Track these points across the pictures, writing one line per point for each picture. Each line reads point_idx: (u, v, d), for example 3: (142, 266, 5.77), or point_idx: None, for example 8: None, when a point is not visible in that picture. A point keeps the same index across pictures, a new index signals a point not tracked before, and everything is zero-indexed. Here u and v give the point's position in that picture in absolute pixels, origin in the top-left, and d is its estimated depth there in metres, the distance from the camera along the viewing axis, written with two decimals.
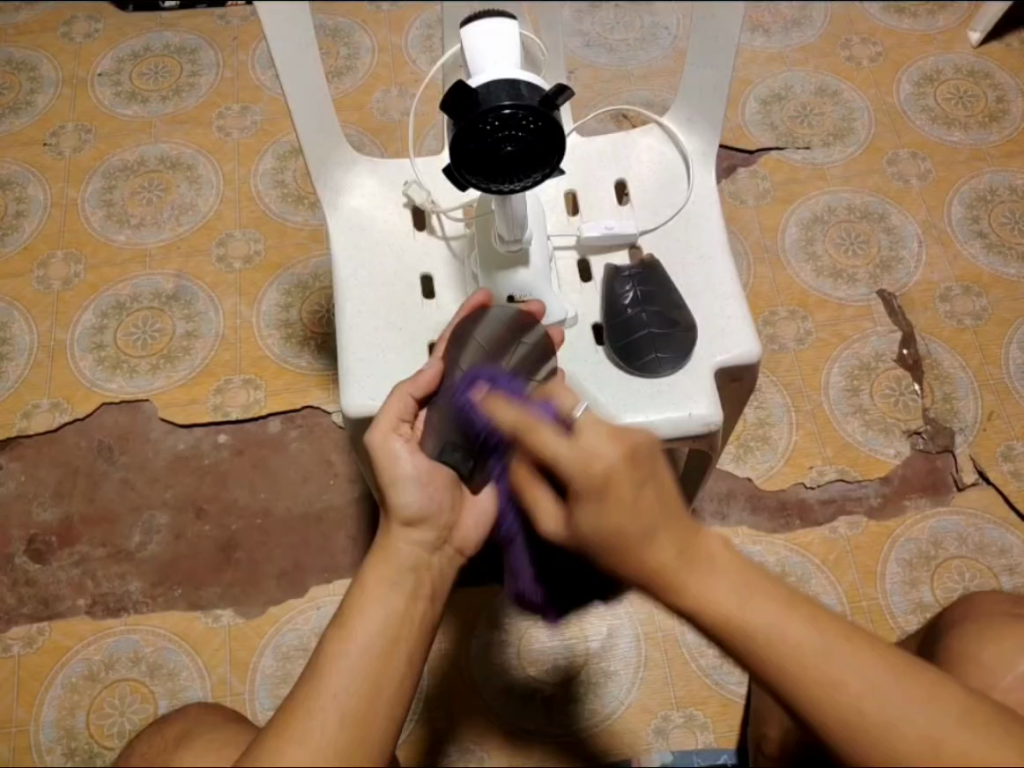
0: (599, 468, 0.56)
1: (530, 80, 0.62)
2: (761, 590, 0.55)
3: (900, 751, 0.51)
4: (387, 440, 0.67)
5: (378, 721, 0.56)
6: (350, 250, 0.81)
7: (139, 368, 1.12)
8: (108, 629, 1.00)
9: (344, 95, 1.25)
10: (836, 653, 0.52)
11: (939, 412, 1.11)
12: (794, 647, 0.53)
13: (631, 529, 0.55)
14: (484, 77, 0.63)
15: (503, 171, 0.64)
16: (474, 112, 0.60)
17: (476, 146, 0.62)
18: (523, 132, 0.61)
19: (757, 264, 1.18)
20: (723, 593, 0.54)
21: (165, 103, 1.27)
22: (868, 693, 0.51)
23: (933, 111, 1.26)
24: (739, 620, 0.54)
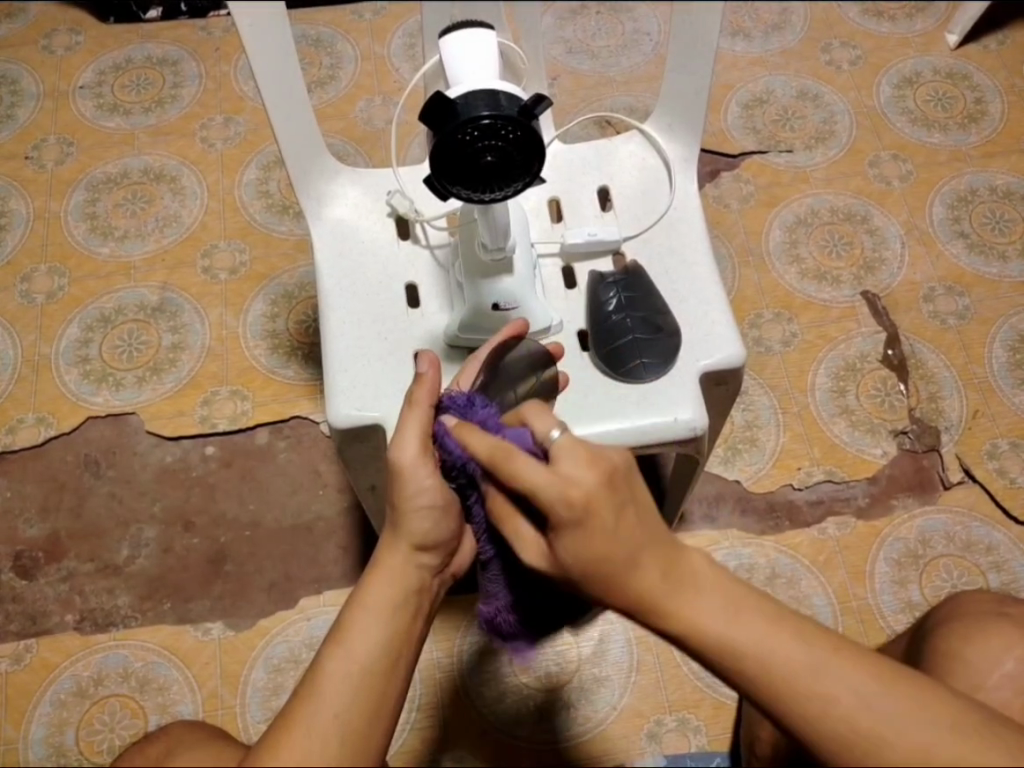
0: (579, 495, 0.53)
1: (509, 91, 0.62)
2: (750, 608, 0.53)
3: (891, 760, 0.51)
4: (416, 463, 0.63)
5: (375, 739, 0.56)
6: (334, 260, 0.81)
7: (125, 380, 1.11)
8: (96, 644, 0.99)
9: (328, 105, 1.25)
10: (827, 668, 0.52)
11: (925, 411, 1.12)
12: (783, 664, 0.52)
13: (617, 554, 0.53)
14: (462, 88, 0.63)
15: (483, 181, 0.64)
16: (452, 123, 0.60)
17: (456, 156, 0.62)
18: (503, 142, 0.61)
19: (742, 267, 1.18)
20: (712, 613, 0.53)
21: (148, 115, 1.27)
22: (858, 708, 0.51)
23: (913, 113, 1.27)
24: (721, 638, 0.53)
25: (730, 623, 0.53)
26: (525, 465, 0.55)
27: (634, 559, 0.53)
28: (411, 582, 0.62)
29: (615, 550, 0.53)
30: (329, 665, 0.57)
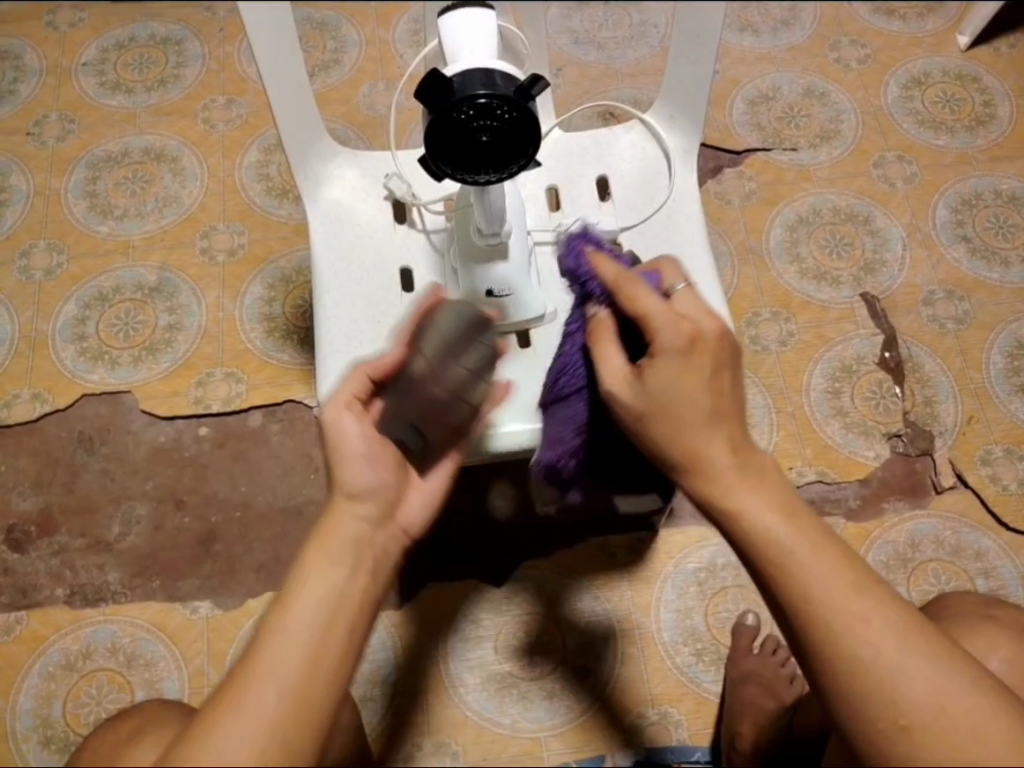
0: (689, 332, 0.58)
1: (506, 71, 0.62)
2: (807, 522, 0.57)
3: (907, 700, 0.53)
4: (338, 417, 0.65)
5: (319, 696, 0.54)
6: (329, 241, 0.81)
7: (121, 359, 1.12)
8: (85, 619, 1.00)
9: (331, 89, 1.25)
10: (867, 611, 0.54)
11: (920, 415, 1.11)
12: (830, 580, 0.54)
13: (694, 419, 0.57)
14: (459, 67, 0.63)
15: (477, 162, 0.63)
16: (448, 100, 0.60)
17: (451, 135, 0.62)
18: (498, 122, 0.61)
19: (741, 264, 1.18)
20: (767, 513, 0.56)
21: (150, 94, 1.27)
22: (890, 640, 0.53)
23: (920, 114, 1.26)
24: (765, 540, 0.56)
25: (786, 525, 0.56)
26: (648, 295, 0.60)
27: (715, 421, 0.57)
28: (348, 536, 0.60)
29: (688, 404, 0.57)
30: (271, 624, 0.56)
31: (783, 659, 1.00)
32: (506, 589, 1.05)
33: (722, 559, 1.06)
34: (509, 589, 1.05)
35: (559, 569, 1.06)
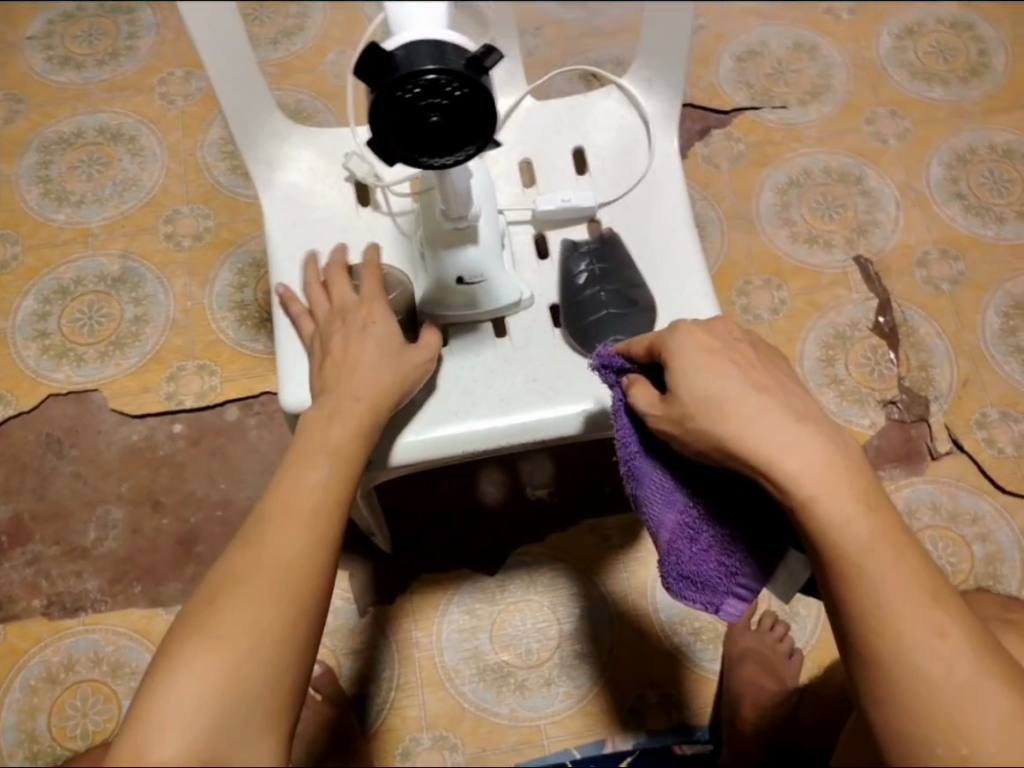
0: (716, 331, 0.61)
1: (457, 42, 0.56)
2: (894, 529, 0.53)
3: (975, 729, 0.48)
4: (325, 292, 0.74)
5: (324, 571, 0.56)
6: (288, 229, 0.76)
7: (86, 356, 1.06)
8: (65, 629, 0.97)
9: (295, 58, 1.18)
10: (942, 629, 0.50)
11: (915, 381, 1.09)
12: (907, 591, 0.50)
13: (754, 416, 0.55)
14: (402, 38, 0.57)
15: (430, 144, 0.59)
16: (392, 78, 0.55)
17: (398, 116, 0.56)
18: (449, 99, 0.56)
19: (731, 231, 1.13)
20: (845, 509, 0.52)
21: (102, 68, 1.19)
22: (963, 663, 0.49)
23: (912, 66, 1.21)
24: (838, 533, 0.52)
25: (863, 524, 0.52)
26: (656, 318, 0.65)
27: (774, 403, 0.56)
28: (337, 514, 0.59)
29: (732, 387, 0.57)
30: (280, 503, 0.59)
31: (781, 634, 0.99)
32: (498, 577, 1.03)
33: None
34: (501, 576, 1.03)
35: (546, 551, 1.04)
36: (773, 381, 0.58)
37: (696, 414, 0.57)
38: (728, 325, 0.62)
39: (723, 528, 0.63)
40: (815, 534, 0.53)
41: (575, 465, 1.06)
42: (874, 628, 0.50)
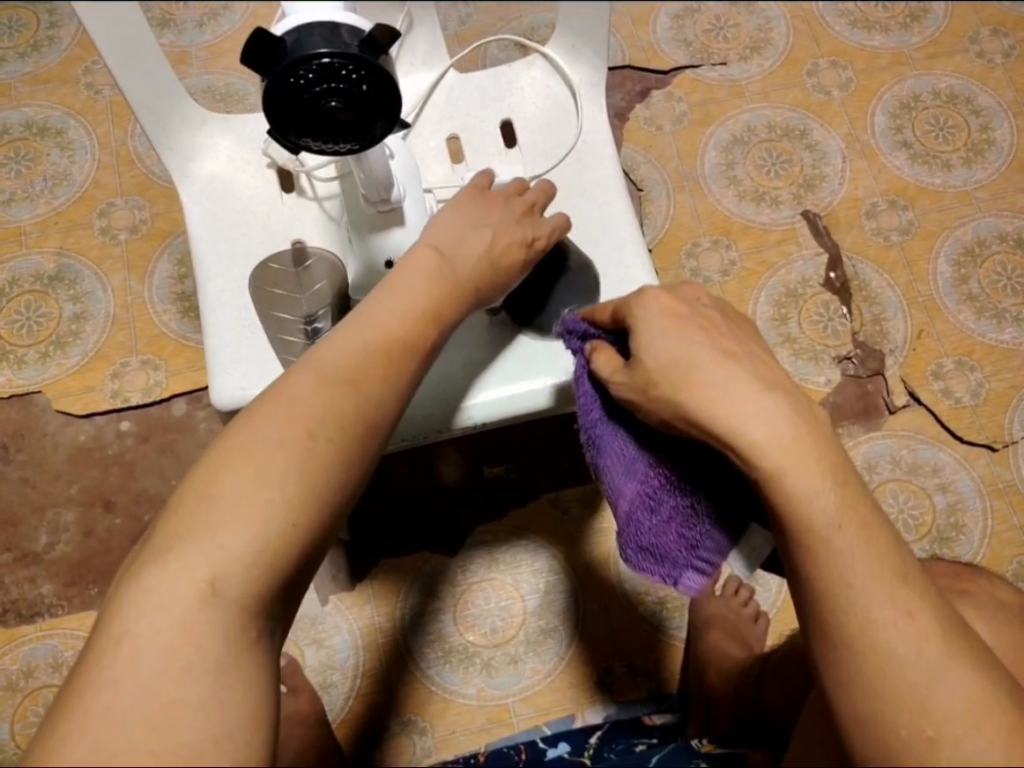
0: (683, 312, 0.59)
1: (353, 25, 0.55)
2: (864, 508, 0.50)
3: (936, 706, 0.46)
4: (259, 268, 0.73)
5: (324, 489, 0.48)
6: (211, 220, 0.75)
7: (27, 358, 1.04)
8: (22, 637, 0.96)
9: (222, 40, 1.14)
10: (912, 610, 0.48)
11: (869, 335, 1.08)
12: (871, 566, 0.49)
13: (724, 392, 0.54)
14: (293, 23, 0.55)
15: (335, 131, 0.56)
16: (284, 65, 0.53)
17: (296, 104, 0.54)
18: (347, 85, 0.54)
19: (678, 193, 1.12)
20: (811, 481, 0.50)
21: (24, 61, 1.15)
22: (926, 640, 0.47)
23: (852, 14, 1.19)
24: (806, 505, 0.50)
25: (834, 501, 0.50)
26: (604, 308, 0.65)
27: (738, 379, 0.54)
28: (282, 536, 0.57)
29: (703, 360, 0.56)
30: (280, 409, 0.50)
31: (746, 598, 1.00)
32: (460, 559, 1.02)
33: None
34: (463, 558, 1.02)
35: (507, 528, 1.03)
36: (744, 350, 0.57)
37: (658, 381, 0.57)
38: (694, 293, 0.61)
39: (687, 504, 0.62)
40: (783, 506, 0.51)
41: (533, 443, 1.05)
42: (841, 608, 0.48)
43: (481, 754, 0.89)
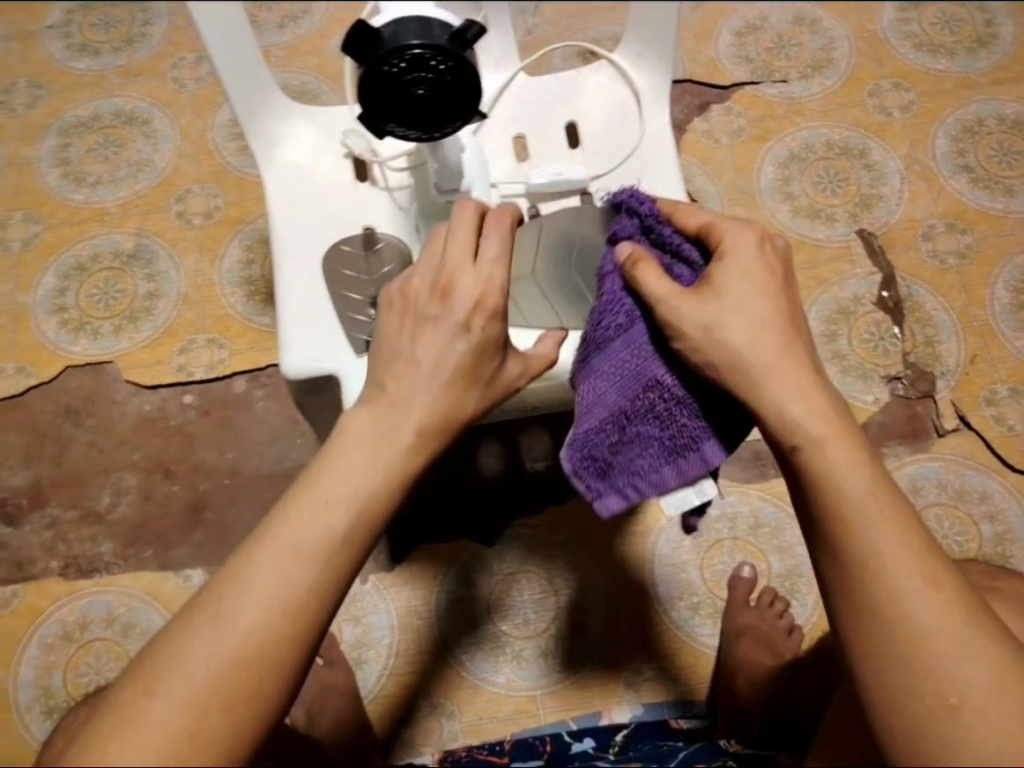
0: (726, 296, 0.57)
1: (442, 19, 0.60)
2: (893, 494, 0.52)
3: (961, 679, 0.48)
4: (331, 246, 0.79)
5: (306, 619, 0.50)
6: (289, 203, 0.80)
7: (102, 330, 1.11)
8: (80, 590, 1.01)
9: (300, 40, 1.20)
10: (941, 589, 0.50)
11: (921, 357, 1.08)
12: (898, 547, 0.50)
13: (771, 364, 0.54)
14: (387, 18, 0.61)
15: (418, 116, 0.62)
16: (380, 53, 0.58)
17: (387, 91, 0.60)
18: (434, 74, 0.59)
19: (732, 205, 1.13)
20: (849, 463, 0.52)
21: (118, 55, 1.23)
22: (951, 618, 0.49)
23: (918, 38, 1.20)
24: (840, 481, 0.52)
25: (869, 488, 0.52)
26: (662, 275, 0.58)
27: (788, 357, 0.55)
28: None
29: (750, 313, 0.55)
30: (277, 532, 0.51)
31: (781, 610, 1.00)
32: (497, 549, 1.05)
33: (719, 510, 1.06)
34: (500, 549, 1.05)
35: (547, 525, 1.05)
36: (793, 304, 0.57)
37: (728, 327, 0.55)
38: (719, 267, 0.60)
39: (676, 437, 0.59)
40: (818, 482, 0.52)
41: None
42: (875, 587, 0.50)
43: (506, 743, 0.91)
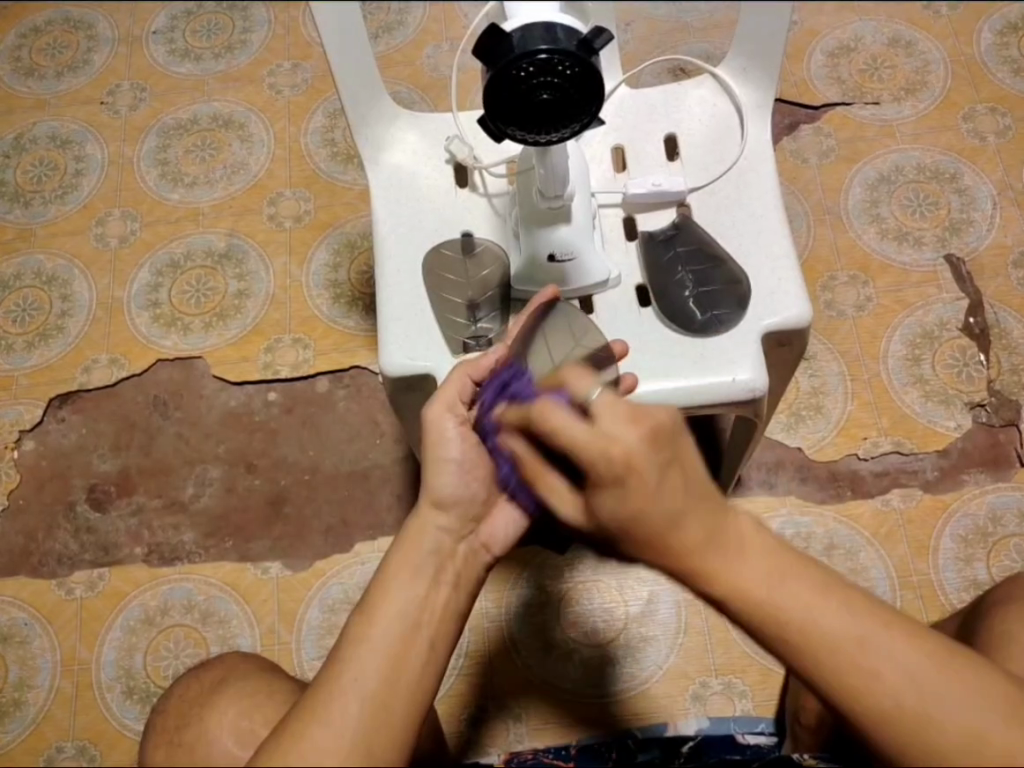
0: (619, 453, 0.51)
1: (568, 25, 0.63)
2: (797, 575, 0.50)
3: (942, 745, 0.48)
4: (435, 252, 0.82)
5: (402, 691, 0.54)
6: (391, 204, 0.83)
7: (193, 326, 1.14)
8: (163, 577, 1.04)
9: (395, 51, 1.23)
10: (876, 640, 0.49)
11: (1006, 384, 1.05)
12: (827, 635, 0.49)
13: (655, 512, 0.51)
14: (518, 23, 0.64)
15: (539, 121, 0.65)
16: (509, 58, 0.61)
17: (512, 95, 0.63)
18: (560, 78, 0.62)
19: (817, 225, 1.13)
20: (757, 584, 0.50)
21: (218, 60, 1.27)
22: (905, 684, 0.49)
23: (1016, 63, 1.19)
24: (758, 601, 0.50)
25: (773, 592, 0.50)
26: (564, 421, 0.54)
27: (675, 516, 0.51)
28: (433, 545, 0.62)
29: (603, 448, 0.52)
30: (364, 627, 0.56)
31: None
32: (567, 557, 1.05)
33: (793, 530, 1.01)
34: (571, 557, 1.05)
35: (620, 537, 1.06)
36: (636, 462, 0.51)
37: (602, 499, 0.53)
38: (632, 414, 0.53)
39: None
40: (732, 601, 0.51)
41: None
42: (828, 680, 0.50)
43: (572, 748, 0.89)
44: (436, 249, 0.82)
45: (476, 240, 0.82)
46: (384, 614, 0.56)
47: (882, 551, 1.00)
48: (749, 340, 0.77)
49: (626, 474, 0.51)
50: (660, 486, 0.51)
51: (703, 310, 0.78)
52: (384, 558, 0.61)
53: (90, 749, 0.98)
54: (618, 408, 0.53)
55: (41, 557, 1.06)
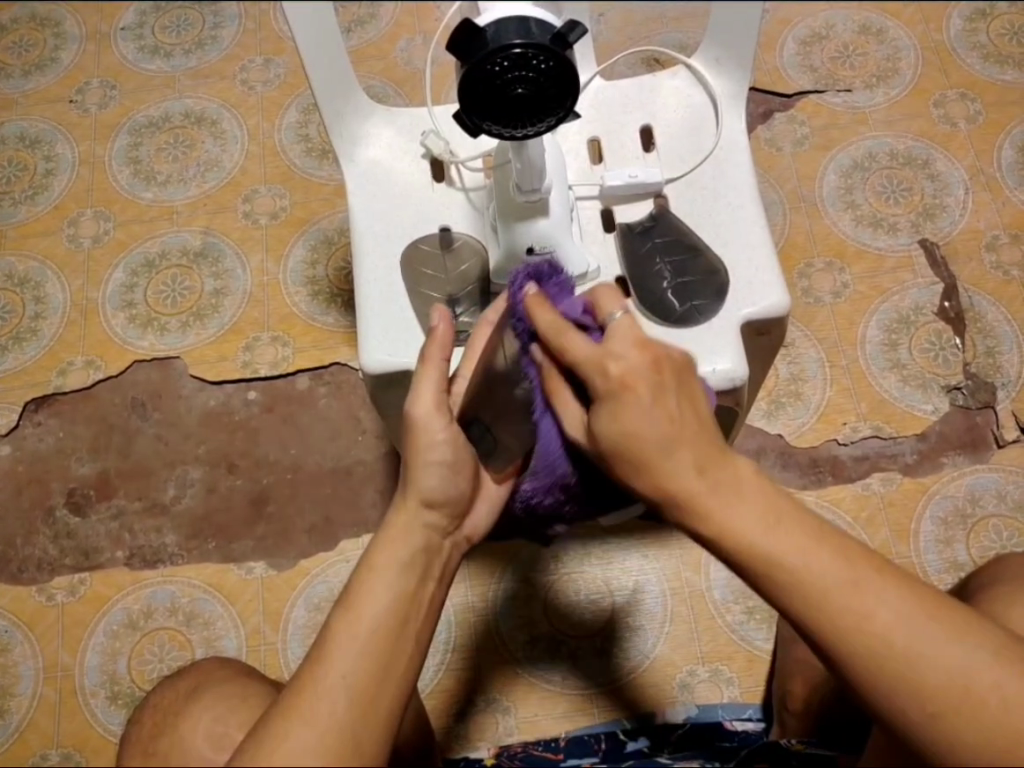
0: (620, 370, 0.56)
1: (542, 20, 0.63)
2: (790, 519, 0.52)
3: (932, 692, 0.49)
4: (413, 247, 0.81)
5: (386, 685, 0.54)
6: (369, 201, 0.82)
7: (170, 325, 1.13)
8: (145, 580, 1.03)
9: (367, 44, 1.22)
10: (867, 584, 0.50)
11: (981, 367, 1.07)
12: (822, 576, 0.50)
13: (654, 434, 0.54)
14: (493, 17, 0.63)
15: (514, 114, 0.64)
16: (483, 53, 0.61)
17: (486, 89, 0.63)
18: (535, 73, 0.62)
19: (793, 213, 1.13)
20: (752, 522, 0.52)
21: (189, 57, 1.26)
22: (899, 626, 0.49)
23: (985, 48, 1.20)
24: (756, 544, 0.51)
25: (766, 532, 0.52)
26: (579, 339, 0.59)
27: (673, 441, 0.54)
28: (415, 540, 0.61)
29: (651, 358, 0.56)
30: (341, 628, 0.56)
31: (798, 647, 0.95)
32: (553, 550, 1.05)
33: None
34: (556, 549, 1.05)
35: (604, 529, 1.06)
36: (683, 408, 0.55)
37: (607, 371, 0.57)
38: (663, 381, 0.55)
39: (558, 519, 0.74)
40: (721, 540, 0.53)
41: None
42: (812, 618, 0.51)
43: (561, 739, 0.90)
44: (414, 243, 0.81)
45: (454, 234, 0.82)
46: (368, 613, 0.56)
47: (864, 535, 1.01)
48: (728, 331, 0.77)
49: (622, 390, 0.55)
50: (652, 408, 0.54)
51: (683, 301, 0.78)
52: (366, 551, 0.60)
53: (76, 755, 0.97)
54: (632, 332, 0.57)
55: (21, 563, 1.04)
